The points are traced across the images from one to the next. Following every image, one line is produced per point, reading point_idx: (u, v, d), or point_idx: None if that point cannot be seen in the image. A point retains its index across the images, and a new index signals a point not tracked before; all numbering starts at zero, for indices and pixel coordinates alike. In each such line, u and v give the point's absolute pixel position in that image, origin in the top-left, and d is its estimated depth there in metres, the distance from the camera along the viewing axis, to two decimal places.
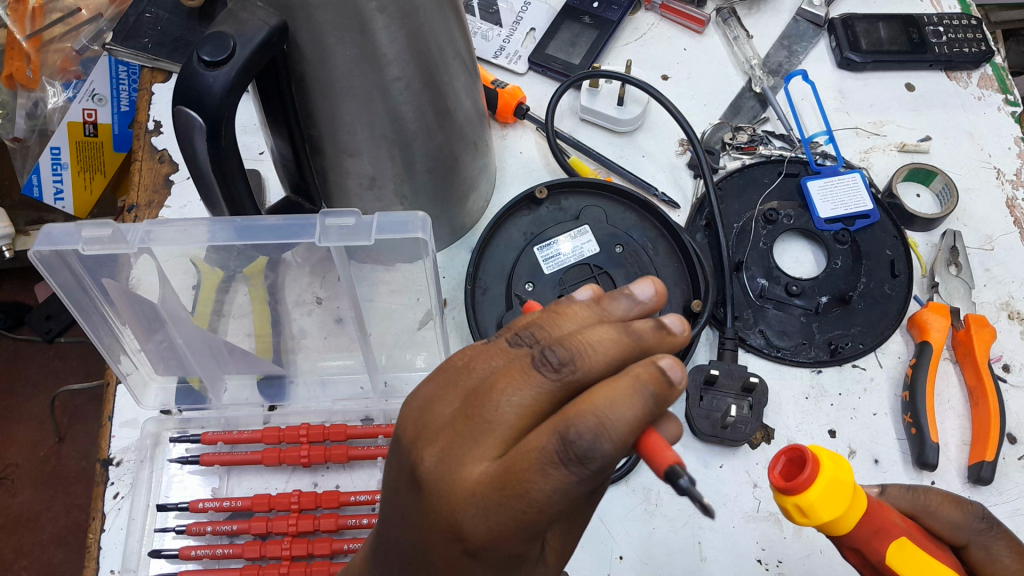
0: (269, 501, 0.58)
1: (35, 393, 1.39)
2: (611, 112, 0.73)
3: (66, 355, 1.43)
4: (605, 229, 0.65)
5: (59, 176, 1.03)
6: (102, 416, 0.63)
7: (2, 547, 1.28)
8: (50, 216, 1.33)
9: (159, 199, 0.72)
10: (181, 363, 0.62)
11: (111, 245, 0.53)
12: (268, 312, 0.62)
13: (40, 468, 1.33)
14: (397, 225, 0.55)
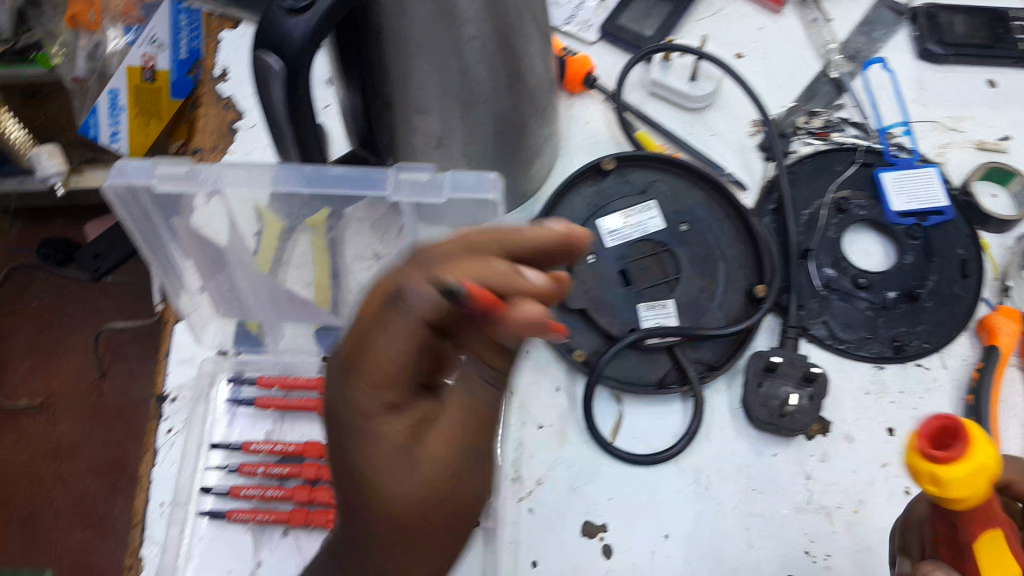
0: (321, 449, 0.59)
1: (80, 328, 1.43)
2: (682, 87, 0.71)
3: (111, 293, 1.45)
4: (671, 205, 0.64)
5: (116, 119, 1.04)
6: (159, 353, 0.64)
7: (42, 474, 1.32)
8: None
9: (224, 144, 0.71)
10: (240, 303, 0.63)
11: (183, 184, 0.53)
12: (328, 264, 0.64)
13: (82, 401, 1.37)
14: (469, 186, 0.54)
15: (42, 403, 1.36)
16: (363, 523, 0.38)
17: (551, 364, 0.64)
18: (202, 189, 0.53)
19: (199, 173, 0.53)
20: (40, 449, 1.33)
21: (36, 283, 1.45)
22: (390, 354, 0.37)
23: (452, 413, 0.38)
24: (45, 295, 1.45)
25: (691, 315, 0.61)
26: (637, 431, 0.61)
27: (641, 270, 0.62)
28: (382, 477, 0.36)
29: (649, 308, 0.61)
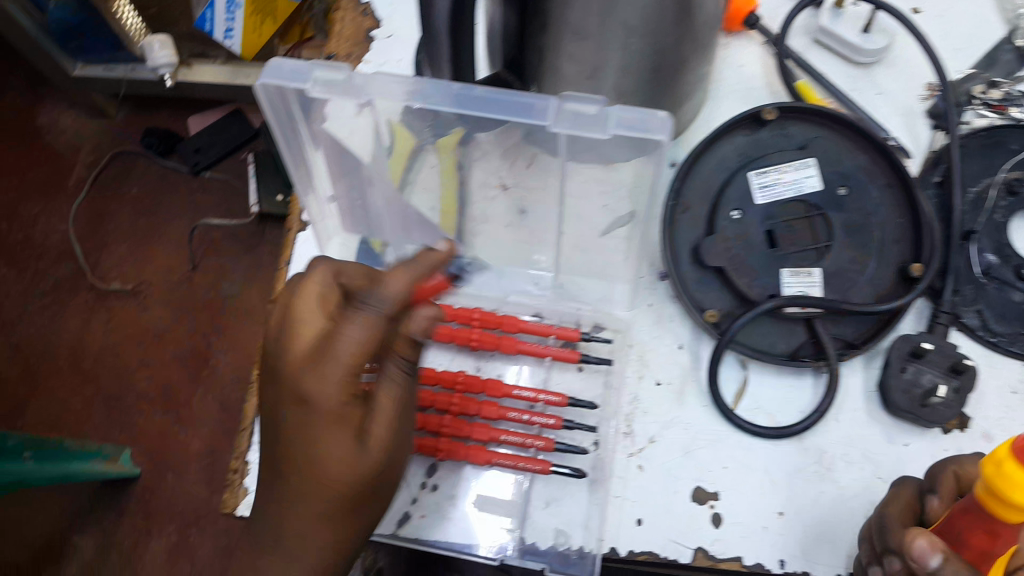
0: (436, 376, 0.58)
1: (178, 219, 1.47)
2: (854, 38, 0.65)
3: (208, 190, 1.50)
4: (831, 166, 0.59)
5: (232, 16, 1.12)
6: (281, 260, 0.63)
7: (130, 355, 1.37)
8: (212, 53, 1.38)
9: (359, 53, 0.68)
10: (374, 215, 0.63)
11: (340, 90, 0.51)
12: (455, 178, 0.61)
13: (174, 291, 1.41)
14: (634, 125, 0.48)
15: (134, 288, 1.41)
16: (279, 453, 0.46)
17: (675, 319, 0.59)
18: (358, 97, 0.50)
19: (357, 83, 0.51)
20: (131, 331, 1.38)
21: (138, 171, 1.51)
22: (332, 364, 0.42)
23: (332, 394, 0.43)
24: (145, 181, 1.50)
25: (840, 287, 0.57)
26: (760, 402, 0.58)
27: (789, 231, 0.57)
28: (308, 437, 0.44)
29: (793, 275, 0.56)
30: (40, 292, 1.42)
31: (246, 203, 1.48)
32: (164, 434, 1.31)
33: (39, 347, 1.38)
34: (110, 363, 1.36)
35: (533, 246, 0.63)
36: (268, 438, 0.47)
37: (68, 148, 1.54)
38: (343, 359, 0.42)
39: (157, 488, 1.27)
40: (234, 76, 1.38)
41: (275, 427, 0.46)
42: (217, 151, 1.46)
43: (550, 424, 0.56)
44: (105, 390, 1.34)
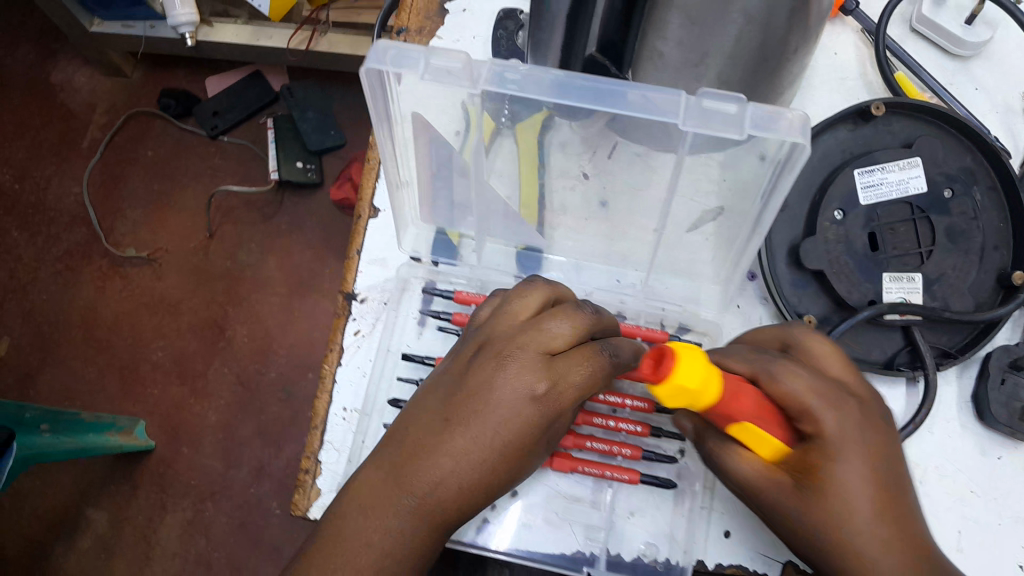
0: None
1: (194, 185, 1.43)
2: (956, 30, 0.62)
3: (226, 156, 1.46)
4: (938, 166, 0.55)
5: None
6: (351, 249, 0.61)
7: (145, 324, 1.34)
8: (233, 12, 1.35)
9: (431, 28, 0.66)
10: (456, 206, 0.58)
11: (456, 78, 0.45)
12: (535, 175, 0.59)
13: (189, 260, 1.38)
14: (772, 125, 0.42)
15: (150, 256, 1.38)
16: (447, 431, 0.44)
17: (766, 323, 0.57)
18: (474, 89, 0.45)
19: (476, 73, 0.45)
20: (145, 300, 1.35)
21: (153, 133, 1.47)
22: (570, 381, 0.45)
23: (547, 410, 0.44)
24: (160, 144, 1.46)
25: (943, 294, 0.54)
26: None
27: (891, 234, 0.55)
28: (501, 418, 0.44)
29: (895, 279, 0.54)
30: (53, 257, 1.39)
31: (263, 171, 1.44)
32: (179, 407, 1.28)
33: (51, 314, 1.35)
34: (124, 333, 1.33)
35: (612, 240, 0.60)
36: (431, 405, 0.46)
37: (83, 107, 1.50)
38: (575, 385, 0.45)
39: (173, 463, 1.25)
40: (254, 37, 1.33)
41: (459, 398, 0.45)
42: (234, 116, 1.45)
43: (639, 432, 0.55)
44: (119, 359, 1.32)
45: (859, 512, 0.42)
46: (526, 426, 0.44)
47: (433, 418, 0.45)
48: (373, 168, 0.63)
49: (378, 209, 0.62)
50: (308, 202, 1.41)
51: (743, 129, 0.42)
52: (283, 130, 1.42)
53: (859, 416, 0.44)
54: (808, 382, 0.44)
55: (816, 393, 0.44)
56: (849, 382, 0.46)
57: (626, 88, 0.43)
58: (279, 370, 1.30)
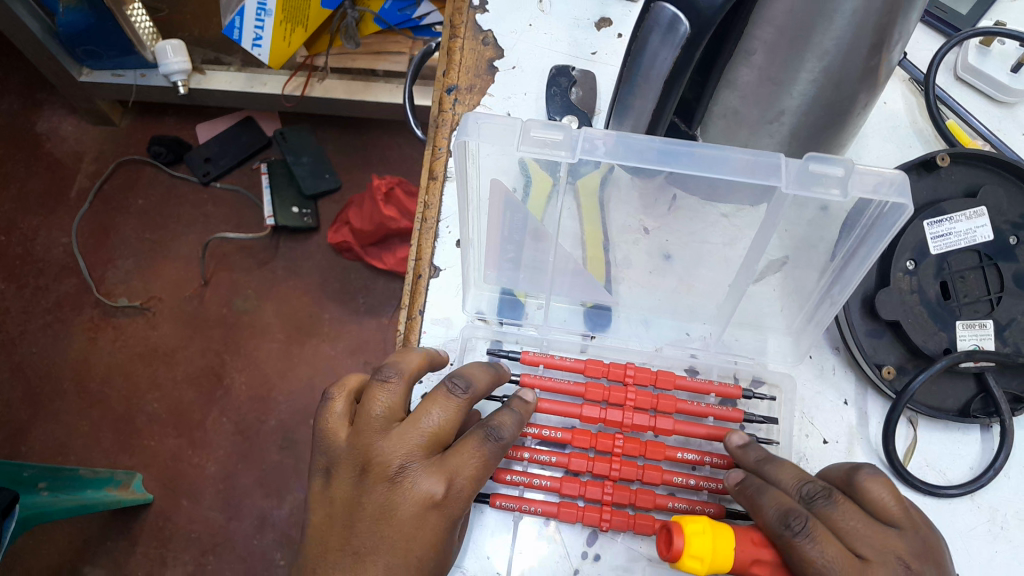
0: (592, 440, 0.56)
1: (189, 232, 1.41)
2: (1001, 77, 0.63)
3: (219, 202, 1.44)
4: (1003, 214, 0.56)
5: (261, 23, 1.17)
6: (412, 310, 0.61)
7: (139, 375, 1.29)
8: (226, 59, 1.35)
9: (482, 85, 0.68)
10: (524, 266, 0.59)
11: (554, 148, 0.47)
12: (598, 227, 0.58)
13: (185, 307, 1.34)
14: (869, 185, 0.45)
15: (144, 304, 1.35)
16: (366, 554, 0.45)
17: (839, 373, 0.58)
18: (573, 159, 0.47)
19: (574, 142, 0.47)
20: (139, 349, 1.31)
21: (143, 181, 1.45)
22: (464, 474, 0.46)
23: (452, 506, 0.45)
24: (151, 191, 1.44)
25: (1014, 339, 0.54)
26: (931, 460, 0.56)
27: (962, 283, 0.55)
28: (416, 533, 0.45)
29: (967, 328, 0.54)
30: (42, 308, 1.35)
31: (259, 217, 1.42)
32: (177, 459, 1.24)
33: (41, 367, 1.30)
34: (117, 384, 1.29)
35: (677, 294, 0.61)
36: (339, 531, 0.46)
37: (69, 156, 1.48)
38: (469, 475, 0.46)
39: (172, 517, 1.20)
40: (248, 84, 1.32)
41: (365, 520, 0.45)
42: (227, 161, 1.44)
43: (719, 490, 0.54)
44: (112, 411, 1.27)
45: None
46: (441, 526, 0.45)
47: (350, 547, 0.45)
48: (429, 227, 0.63)
49: (438, 267, 0.62)
50: (304, 244, 1.40)
51: (848, 192, 0.45)
52: (276, 175, 1.41)
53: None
54: (842, 556, 0.40)
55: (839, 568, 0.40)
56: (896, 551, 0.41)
57: (700, 148, 0.46)
58: (280, 417, 1.27)
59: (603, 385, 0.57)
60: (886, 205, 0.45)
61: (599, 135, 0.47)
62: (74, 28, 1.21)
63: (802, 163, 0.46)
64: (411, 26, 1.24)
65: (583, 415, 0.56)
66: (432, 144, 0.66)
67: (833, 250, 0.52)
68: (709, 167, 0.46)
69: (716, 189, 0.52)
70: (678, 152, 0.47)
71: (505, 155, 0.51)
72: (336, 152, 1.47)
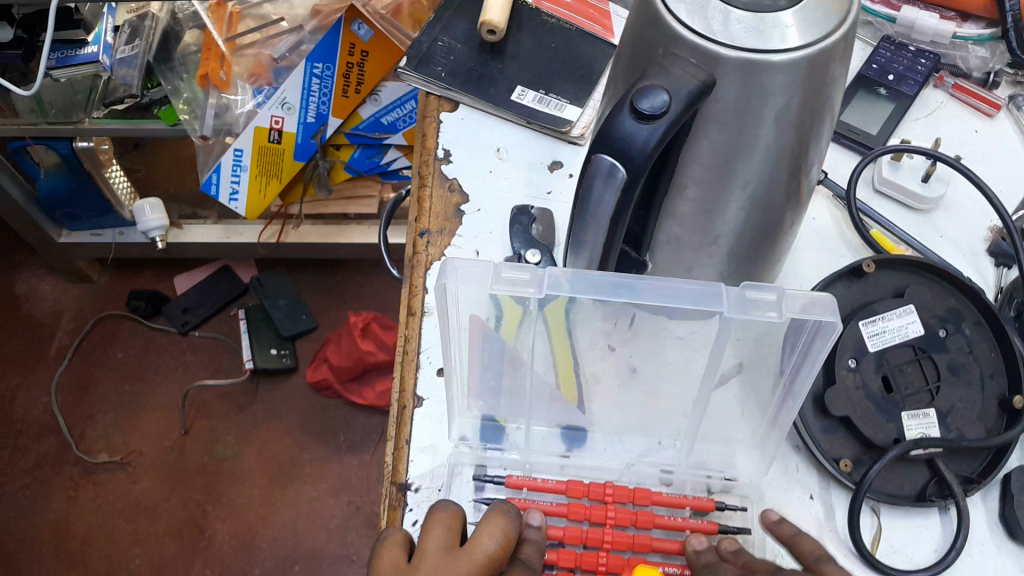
0: (576, 559, 0.58)
1: (166, 383, 1.43)
2: (916, 188, 0.71)
3: (198, 349, 1.47)
4: (931, 312, 0.62)
5: (237, 177, 1.22)
6: (399, 439, 0.65)
7: (120, 531, 1.29)
8: (203, 212, 1.42)
9: (450, 227, 0.74)
10: (503, 393, 0.64)
11: (522, 285, 0.53)
12: (567, 351, 0.62)
13: (165, 457, 1.35)
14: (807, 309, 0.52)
15: (123, 459, 1.35)
16: None
17: (802, 470, 0.62)
18: (540, 294, 0.53)
19: (541, 279, 0.53)
20: (119, 505, 1.31)
21: (122, 336, 1.48)
22: None
23: None
24: (130, 345, 1.47)
25: (956, 425, 0.59)
26: (896, 544, 0.59)
27: (902, 375, 0.60)
28: None
29: (912, 417, 0.59)
30: (21, 469, 1.35)
31: (236, 361, 1.45)
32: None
33: (19, 531, 1.29)
34: (99, 544, 1.28)
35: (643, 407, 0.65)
36: None
37: (49, 315, 1.51)
38: None
39: None
40: (226, 235, 1.39)
41: None
42: (206, 309, 1.49)
43: None
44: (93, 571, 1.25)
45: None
46: None
47: None
48: (410, 361, 0.69)
49: (421, 397, 0.67)
50: (282, 386, 1.42)
51: (783, 312, 0.51)
52: (255, 320, 1.47)
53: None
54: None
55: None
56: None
57: (649, 281, 0.53)
58: (265, 565, 1.26)
59: (584, 505, 0.60)
60: (819, 324, 0.52)
61: (561, 273, 0.53)
62: (54, 194, 1.29)
63: (740, 292, 0.52)
64: (380, 172, 1.33)
65: (567, 537, 0.59)
66: (408, 284, 0.72)
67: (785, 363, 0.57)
68: (659, 298, 0.52)
69: (667, 317, 0.58)
70: (631, 286, 0.53)
71: (477, 293, 0.56)
72: (312, 295, 1.52)
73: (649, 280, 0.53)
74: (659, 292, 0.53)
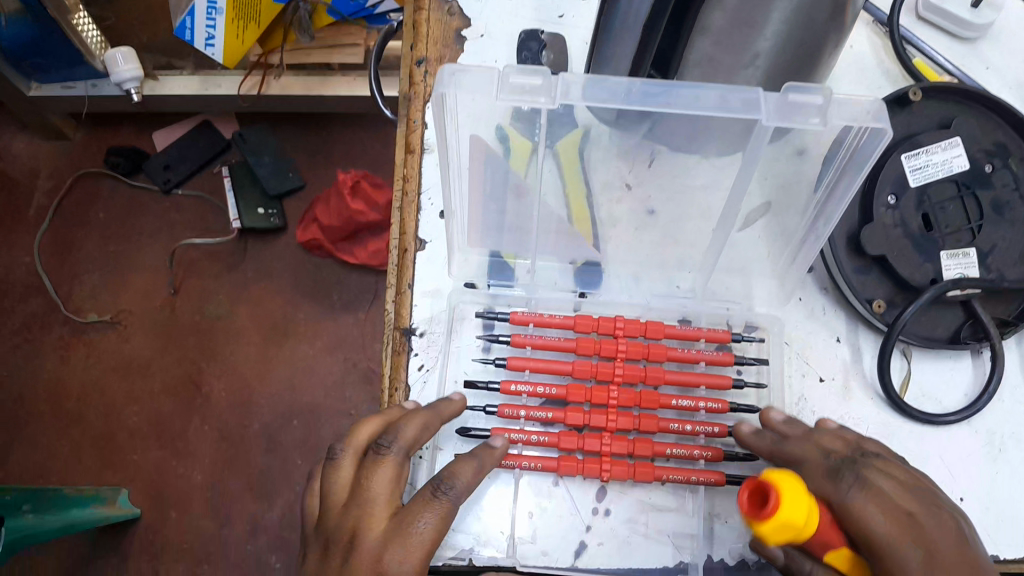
0: (587, 394, 0.57)
1: (151, 242, 1.38)
2: (964, 13, 0.64)
3: (183, 208, 1.41)
4: (978, 145, 0.57)
5: (212, 22, 1.14)
6: (402, 284, 0.61)
7: (115, 389, 1.27)
8: (178, 63, 1.29)
9: (450, 55, 0.68)
10: (507, 230, 0.61)
11: (533, 94, 0.48)
12: (579, 181, 0.59)
13: (156, 316, 1.32)
14: (846, 110, 0.47)
15: (113, 318, 1.32)
16: None
17: (828, 312, 0.59)
18: (554, 102, 0.48)
19: (553, 86, 0.48)
20: (112, 363, 1.29)
21: (103, 193, 1.41)
22: (419, 526, 0.47)
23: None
24: (112, 203, 1.40)
25: (997, 266, 0.56)
26: (926, 389, 0.57)
27: (943, 212, 0.56)
28: None
29: (951, 256, 0.55)
30: (10, 330, 1.32)
31: (224, 220, 1.39)
32: (162, 470, 1.22)
33: (15, 390, 1.27)
34: (95, 401, 1.27)
35: (660, 248, 0.62)
36: None
37: (25, 173, 1.43)
38: (427, 530, 0.47)
39: (161, 528, 1.19)
40: (203, 87, 1.28)
41: None
42: (186, 168, 1.41)
43: (716, 433, 0.56)
44: (92, 429, 1.25)
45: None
46: None
47: None
48: (411, 201, 0.64)
49: (424, 240, 0.62)
50: (272, 245, 1.37)
51: (828, 119, 0.46)
52: (240, 178, 1.39)
53: (930, 565, 0.40)
54: (880, 509, 0.42)
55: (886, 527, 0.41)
56: (932, 506, 0.43)
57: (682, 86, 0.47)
58: (264, 420, 1.25)
59: (593, 339, 0.58)
60: (865, 132, 0.47)
61: (575, 79, 0.48)
62: (19, 40, 1.15)
63: (780, 94, 0.47)
64: (365, 17, 1.21)
65: (576, 372, 0.57)
66: (405, 119, 0.66)
67: (814, 196, 0.53)
68: (692, 100, 0.47)
69: (692, 135, 0.54)
70: (659, 92, 0.47)
71: (485, 108, 0.51)
72: (298, 151, 1.44)
73: (687, 89, 0.47)
74: (691, 102, 0.47)
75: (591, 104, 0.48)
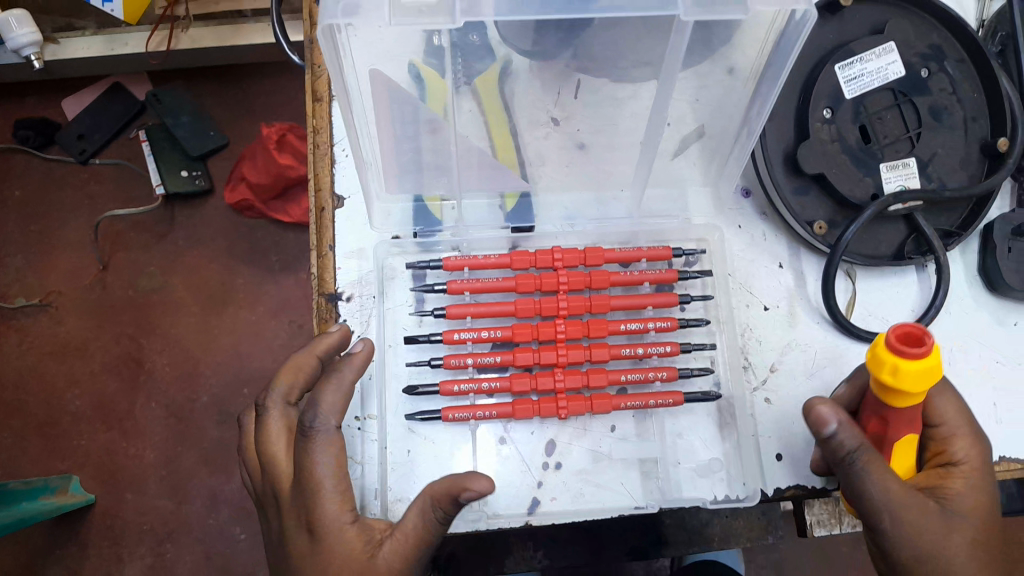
0: (534, 331, 0.55)
1: (74, 218, 1.30)
2: None
3: (102, 178, 1.33)
4: (912, 49, 0.55)
5: None
6: (322, 246, 0.57)
7: (53, 374, 1.21)
8: (79, 23, 1.19)
9: None
10: (429, 174, 0.57)
11: (430, 15, 0.43)
12: (499, 108, 0.55)
13: (86, 295, 1.25)
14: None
15: (44, 300, 1.25)
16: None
17: (770, 237, 0.58)
18: (454, 22, 0.42)
19: (452, 5, 0.43)
20: (47, 348, 1.23)
21: (15, 170, 1.32)
22: (316, 469, 0.46)
23: (320, 523, 0.45)
24: (26, 180, 1.32)
25: (937, 175, 0.54)
26: (872, 308, 0.55)
27: (880, 123, 0.54)
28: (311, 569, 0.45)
29: (891, 169, 0.53)
30: None
31: (147, 188, 1.32)
32: (112, 452, 1.18)
33: None
34: (32, 389, 1.21)
35: (589, 178, 0.60)
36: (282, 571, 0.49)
37: None
38: (327, 469, 0.46)
39: (118, 512, 1.15)
40: (108, 46, 1.17)
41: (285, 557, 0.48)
42: (101, 136, 1.32)
43: (669, 352, 0.54)
44: (33, 419, 1.19)
45: (963, 541, 0.44)
46: (326, 546, 0.45)
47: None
48: (324, 156, 0.60)
49: (341, 197, 0.59)
50: (201, 211, 1.30)
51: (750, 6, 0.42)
52: (158, 142, 1.31)
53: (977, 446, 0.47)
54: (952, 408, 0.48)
55: (959, 426, 0.48)
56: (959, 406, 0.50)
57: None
58: (212, 392, 1.20)
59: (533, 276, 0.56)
60: (793, 15, 0.44)
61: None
62: None
63: None
64: None
65: (520, 312, 0.55)
66: (309, 65, 0.62)
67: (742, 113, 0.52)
68: (612, 8, 0.43)
69: (614, 46, 0.51)
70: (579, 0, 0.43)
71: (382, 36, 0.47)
72: (219, 108, 1.35)
73: None
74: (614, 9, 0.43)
75: (499, 18, 0.43)
